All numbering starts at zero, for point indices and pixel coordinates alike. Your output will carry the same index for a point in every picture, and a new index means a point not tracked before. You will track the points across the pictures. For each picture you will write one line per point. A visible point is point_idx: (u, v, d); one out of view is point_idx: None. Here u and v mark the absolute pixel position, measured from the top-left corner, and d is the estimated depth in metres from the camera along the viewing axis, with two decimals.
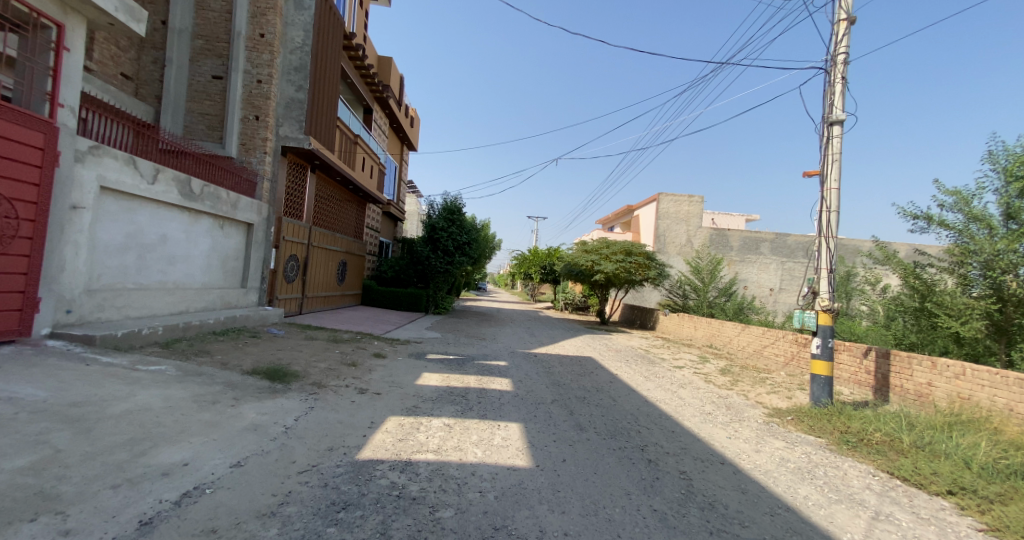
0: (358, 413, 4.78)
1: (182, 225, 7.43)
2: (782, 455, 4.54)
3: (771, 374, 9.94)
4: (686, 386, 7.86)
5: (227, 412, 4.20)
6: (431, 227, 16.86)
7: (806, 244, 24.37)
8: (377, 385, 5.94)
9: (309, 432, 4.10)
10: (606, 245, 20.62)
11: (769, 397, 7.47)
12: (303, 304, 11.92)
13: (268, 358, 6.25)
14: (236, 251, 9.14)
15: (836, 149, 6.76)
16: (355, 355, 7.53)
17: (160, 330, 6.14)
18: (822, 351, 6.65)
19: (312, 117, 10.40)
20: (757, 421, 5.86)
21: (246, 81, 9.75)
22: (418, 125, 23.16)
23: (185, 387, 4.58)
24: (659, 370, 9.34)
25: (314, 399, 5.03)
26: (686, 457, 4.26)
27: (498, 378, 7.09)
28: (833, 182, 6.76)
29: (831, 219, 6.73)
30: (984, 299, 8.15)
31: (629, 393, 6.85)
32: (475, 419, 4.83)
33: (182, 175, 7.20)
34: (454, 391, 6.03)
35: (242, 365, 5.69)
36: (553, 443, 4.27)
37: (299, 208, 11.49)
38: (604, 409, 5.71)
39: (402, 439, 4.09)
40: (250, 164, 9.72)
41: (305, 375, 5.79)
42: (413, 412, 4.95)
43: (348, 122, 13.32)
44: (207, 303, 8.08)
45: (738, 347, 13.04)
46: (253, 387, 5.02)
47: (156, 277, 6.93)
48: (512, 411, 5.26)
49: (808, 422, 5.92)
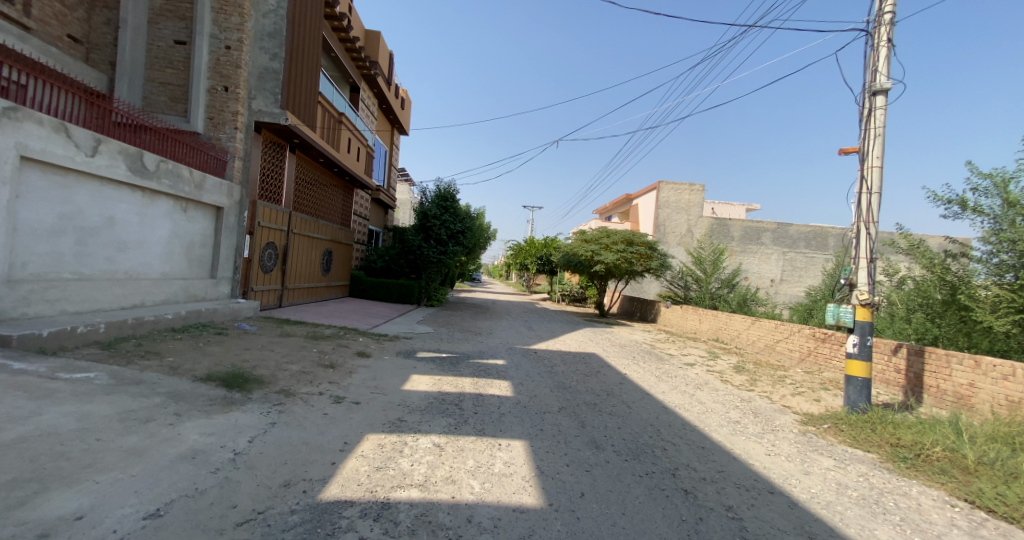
0: (331, 430, 3.96)
1: (134, 207, 6.48)
2: (837, 479, 3.81)
3: (788, 371, 9.27)
4: (704, 387, 7.13)
5: (160, 436, 3.35)
6: (423, 214, 15.96)
7: (808, 234, 23.80)
8: (357, 392, 5.11)
9: (264, 459, 3.28)
10: (606, 234, 19.77)
11: (796, 399, 6.76)
12: (282, 296, 11.04)
13: (230, 360, 5.39)
14: (203, 238, 8.19)
15: (879, 122, 5.96)
16: (334, 355, 6.70)
17: (102, 328, 5.25)
18: (859, 350, 5.93)
19: (289, 90, 9.42)
20: (793, 432, 5.13)
21: (213, 48, 8.73)
22: (409, 108, 22.00)
23: (114, 402, 3.70)
24: (670, 368, 8.62)
25: (277, 413, 4.19)
26: (727, 485, 3.51)
27: (496, 380, 6.29)
28: (876, 160, 5.97)
29: (872, 202, 5.96)
30: (1014, 289, 7.34)
31: (644, 397, 6.09)
32: (471, 436, 4.03)
33: (134, 149, 6.24)
34: (447, 398, 5.24)
35: (196, 370, 4.82)
36: (565, 469, 3.48)
37: (277, 191, 10.53)
38: (619, 420, 4.95)
39: (380, 468, 3.27)
40: (218, 141, 8.74)
41: (271, 382, 4.95)
42: (397, 428, 4.15)
43: (331, 98, 12.28)
44: (167, 295, 7.16)
45: (748, 342, 12.36)
46: (203, 398, 4.16)
47: (100, 266, 6.00)
48: (514, 424, 4.47)
49: (850, 432, 5.20)
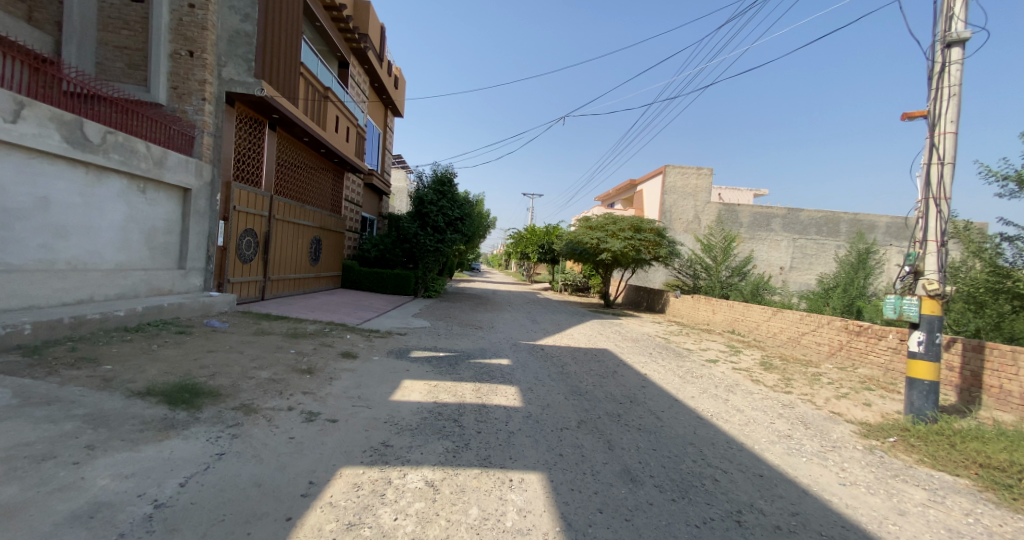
0: (296, 463, 3.08)
1: (76, 185, 5.53)
2: (945, 523, 2.94)
3: (820, 368, 8.46)
4: (737, 389, 6.29)
5: (54, 483, 2.45)
6: (419, 200, 15.04)
7: (819, 220, 22.90)
8: (336, 406, 4.24)
9: (192, 516, 2.38)
10: (612, 220, 18.85)
11: (843, 403, 5.93)
12: (265, 288, 10.15)
13: (184, 367, 4.50)
14: (168, 224, 7.24)
15: (954, 80, 5.04)
16: (315, 357, 5.82)
17: (27, 330, 4.35)
18: (926, 349, 5.05)
19: (264, 56, 8.39)
20: (858, 449, 4.29)
21: (175, 6, 7.70)
22: (403, 88, 20.77)
23: (5, 432, 2.81)
24: (692, 366, 7.76)
25: (228, 440, 3.29)
26: (811, 537, 2.66)
27: (501, 386, 5.42)
28: (949, 124, 5.06)
29: (944, 173, 5.05)
30: None
31: (673, 405, 5.23)
32: (473, 470, 3.15)
33: (71, 117, 5.27)
34: (444, 411, 4.38)
35: (136, 382, 3.93)
36: (599, 520, 2.62)
37: (255, 172, 9.54)
38: (651, 438, 4.10)
39: (352, 527, 2.39)
40: (185, 114, 7.76)
41: (230, 395, 4.07)
42: (379, 458, 3.27)
43: (316, 71, 11.22)
44: (123, 289, 6.24)
45: (768, 334, 11.52)
46: (134, 422, 3.27)
47: (33, 256, 5.09)
48: (527, 449, 3.60)
49: (924, 448, 4.34)
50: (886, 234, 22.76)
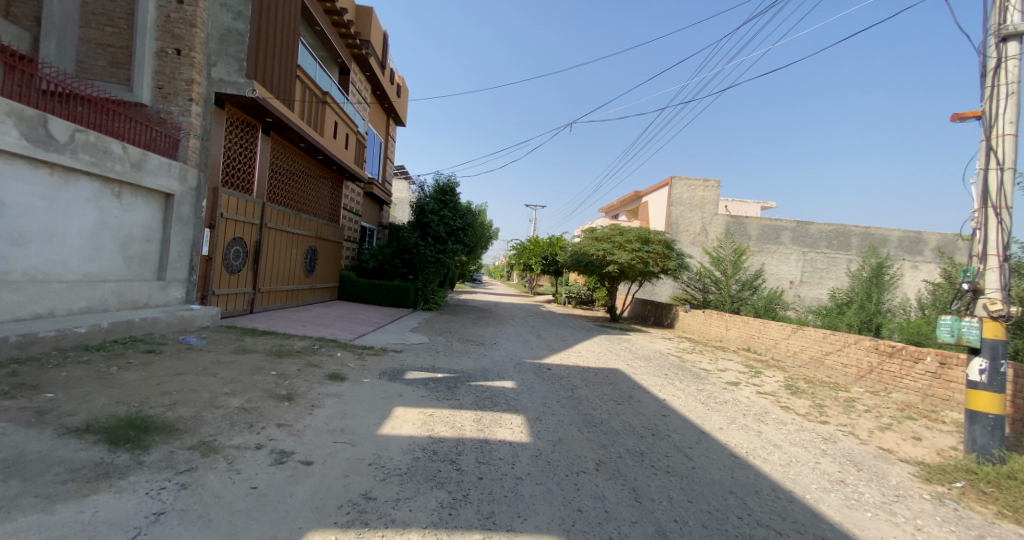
0: (252, 528, 2.44)
1: (39, 187, 5.02)
2: None
3: (851, 392, 7.79)
4: (767, 418, 5.65)
5: None
6: (420, 210, 14.57)
7: (829, 233, 22.31)
8: (314, 443, 3.63)
9: None
10: (618, 232, 18.35)
11: (890, 436, 5.27)
12: (254, 300, 9.61)
13: (141, 395, 3.90)
14: (146, 232, 6.73)
15: (1013, 76, 4.51)
16: (297, 379, 5.22)
17: None
18: (990, 380, 4.42)
19: (255, 55, 7.96)
20: (926, 499, 3.65)
21: (162, 2, 7.28)
22: (405, 97, 20.49)
23: None
24: (713, 390, 7.09)
25: (173, 493, 2.66)
26: None
27: (505, 416, 4.79)
28: (1009, 126, 4.52)
29: (1005, 180, 4.49)
30: None
31: (701, 440, 4.59)
32: (472, 536, 2.51)
33: (34, 112, 4.74)
34: (439, 449, 3.76)
35: (77, 415, 3.32)
36: None
37: (246, 178, 9.08)
38: (683, 484, 3.47)
39: None
40: (170, 115, 7.30)
41: (189, 431, 3.46)
42: (358, 517, 2.64)
43: (315, 74, 10.82)
44: (90, 302, 5.68)
45: (788, 353, 10.85)
46: (58, 470, 2.65)
47: None
48: (539, 503, 2.96)
49: (1003, 497, 3.67)
50: (899, 248, 22.14)
